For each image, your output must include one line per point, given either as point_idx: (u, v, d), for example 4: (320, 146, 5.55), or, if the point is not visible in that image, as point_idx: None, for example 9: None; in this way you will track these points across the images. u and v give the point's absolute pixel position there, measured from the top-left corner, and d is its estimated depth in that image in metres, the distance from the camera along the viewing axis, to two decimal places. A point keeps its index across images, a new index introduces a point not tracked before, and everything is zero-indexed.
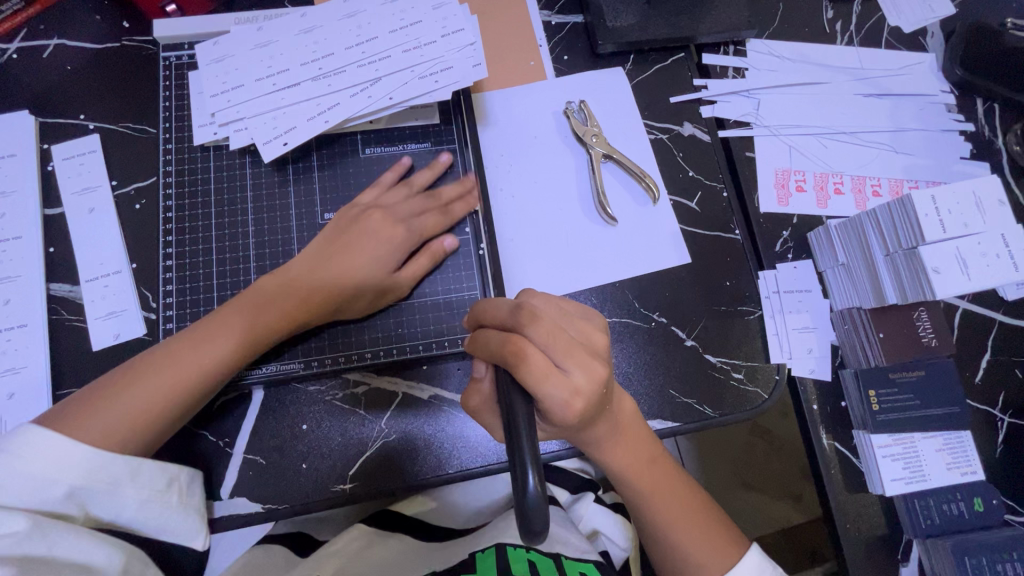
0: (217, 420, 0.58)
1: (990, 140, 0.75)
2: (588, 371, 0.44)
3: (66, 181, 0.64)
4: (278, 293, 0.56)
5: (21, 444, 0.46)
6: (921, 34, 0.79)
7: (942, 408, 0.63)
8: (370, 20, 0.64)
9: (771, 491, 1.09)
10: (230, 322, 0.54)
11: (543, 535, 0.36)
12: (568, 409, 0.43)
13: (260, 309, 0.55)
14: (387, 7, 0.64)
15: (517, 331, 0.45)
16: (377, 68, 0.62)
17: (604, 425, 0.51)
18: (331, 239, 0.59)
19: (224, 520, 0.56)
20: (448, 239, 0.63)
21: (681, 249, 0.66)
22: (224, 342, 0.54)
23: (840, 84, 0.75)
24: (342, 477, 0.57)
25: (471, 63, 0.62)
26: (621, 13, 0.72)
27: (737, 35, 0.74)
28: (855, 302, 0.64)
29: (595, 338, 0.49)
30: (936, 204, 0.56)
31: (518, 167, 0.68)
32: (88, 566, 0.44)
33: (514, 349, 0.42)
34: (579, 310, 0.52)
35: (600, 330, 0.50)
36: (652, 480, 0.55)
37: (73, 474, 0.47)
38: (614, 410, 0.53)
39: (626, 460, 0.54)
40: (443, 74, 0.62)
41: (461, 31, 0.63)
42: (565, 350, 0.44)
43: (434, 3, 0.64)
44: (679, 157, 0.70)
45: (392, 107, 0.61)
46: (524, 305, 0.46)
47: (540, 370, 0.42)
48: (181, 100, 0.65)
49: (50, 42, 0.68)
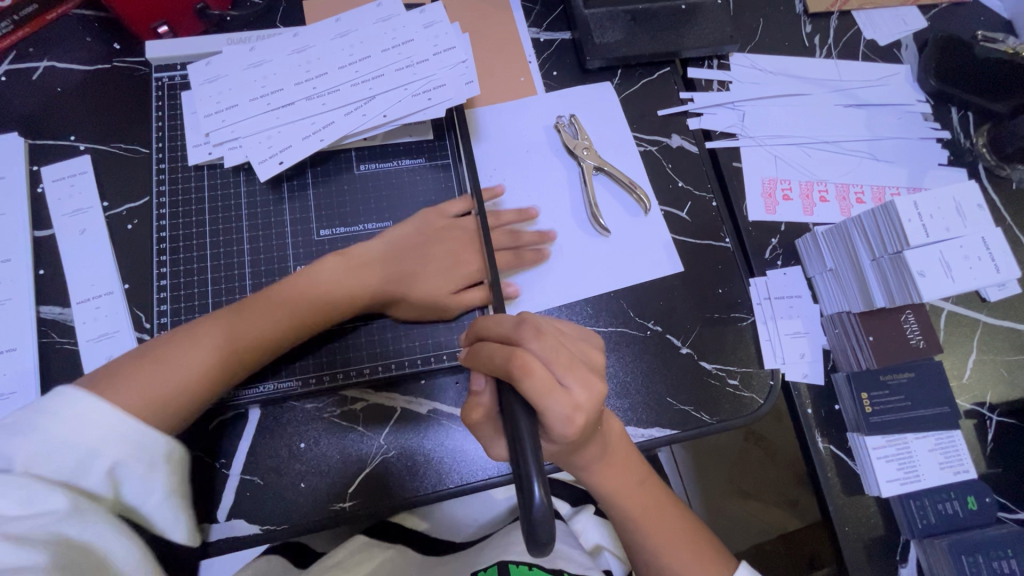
0: (212, 441, 0.57)
1: (966, 147, 0.78)
2: (591, 386, 0.45)
3: (56, 203, 0.63)
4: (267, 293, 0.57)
5: (66, 407, 0.44)
6: (896, 46, 0.82)
7: (931, 409, 0.64)
8: (362, 40, 0.65)
9: (767, 497, 1.11)
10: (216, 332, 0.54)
11: (551, 547, 0.36)
12: (571, 424, 0.43)
13: (256, 312, 0.55)
14: (379, 28, 0.65)
15: (521, 346, 0.45)
16: (372, 87, 0.63)
17: (597, 446, 0.51)
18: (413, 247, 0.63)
19: (223, 543, 0.55)
20: (511, 288, 0.64)
21: (674, 257, 0.68)
22: (219, 349, 0.53)
23: (820, 95, 0.78)
24: (341, 495, 0.57)
25: (463, 81, 0.63)
26: (608, 30, 0.74)
27: (720, 49, 0.76)
28: (845, 306, 0.65)
29: (596, 359, 0.50)
30: (918, 210, 0.58)
31: (511, 181, 0.69)
32: (109, 561, 0.41)
33: (519, 363, 0.42)
34: (576, 330, 0.52)
35: (597, 349, 0.51)
36: (641, 501, 0.55)
37: (121, 450, 0.45)
38: (607, 432, 0.53)
39: (618, 480, 0.54)
40: (436, 91, 0.63)
41: (453, 49, 0.64)
42: (567, 366, 0.45)
43: (426, 21, 0.65)
44: (668, 168, 0.72)
45: (388, 124, 0.62)
46: (531, 320, 0.47)
47: (545, 384, 0.42)
48: (175, 121, 0.66)
49: (39, 64, 0.68)
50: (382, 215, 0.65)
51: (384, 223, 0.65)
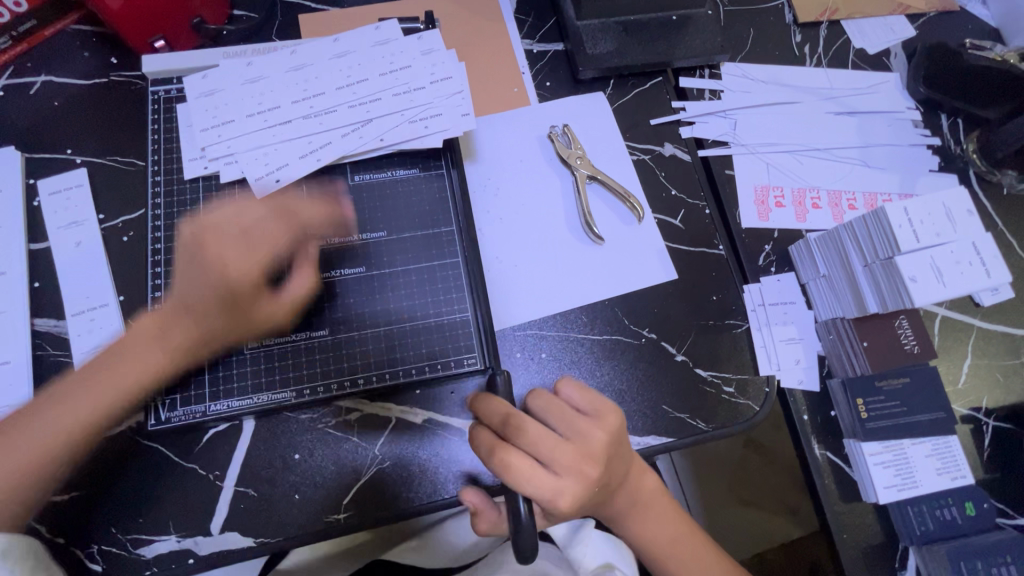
0: (207, 453, 0.57)
1: (956, 153, 0.78)
2: (578, 468, 0.50)
3: (51, 216, 0.63)
4: (101, 360, 0.54)
5: None
6: (885, 54, 0.83)
7: (928, 414, 0.64)
8: (360, 61, 0.66)
9: (767, 505, 1.10)
10: (58, 413, 0.53)
11: (530, 555, 0.45)
12: (555, 504, 0.49)
13: (86, 378, 0.54)
14: (377, 51, 0.66)
15: (507, 440, 0.51)
16: (368, 109, 0.64)
17: (622, 503, 0.56)
18: (240, 248, 0.57)
19: (216, 557, 0.55)
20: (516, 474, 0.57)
21: (668, 265, 0.68)
22: (60, 426, 0.53)
23: (811, 103, 0.79)
24: (337, 506, 0.57)
25: (459, 112, 0.64)
26: (600, 41, 0.75)
27: (711, 59, 0.77)
28: (839, 312, 0.65)
29: (593, 436, 0.52)
30: (909, 216, 0.58)
31: (505, 191, 0.69)
32: None
33: (500, 461, 0.49)
34: (587, 406, 0.54)
35: (601, 428, 0.52)
36: (677, 548, 0.59)
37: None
38: (634, 491, 0.57)
39: (648, 531, 0.58)
40: (433, 120, 0.64)
41: (450, 79, 0.65)
42: (555, 450, 0.50)
43: (424, 48, 0.66)
44: (661, 176, 0.72)
45: (384, 148, 0.63)
46: (515, 415, 0.51)
47: (527, 471, 0.49)
48: (170, 133, 0.66)
49: (37, 78, 0.68)
50: (378, 225, 0.65)
51: (379, 234, 0.64)
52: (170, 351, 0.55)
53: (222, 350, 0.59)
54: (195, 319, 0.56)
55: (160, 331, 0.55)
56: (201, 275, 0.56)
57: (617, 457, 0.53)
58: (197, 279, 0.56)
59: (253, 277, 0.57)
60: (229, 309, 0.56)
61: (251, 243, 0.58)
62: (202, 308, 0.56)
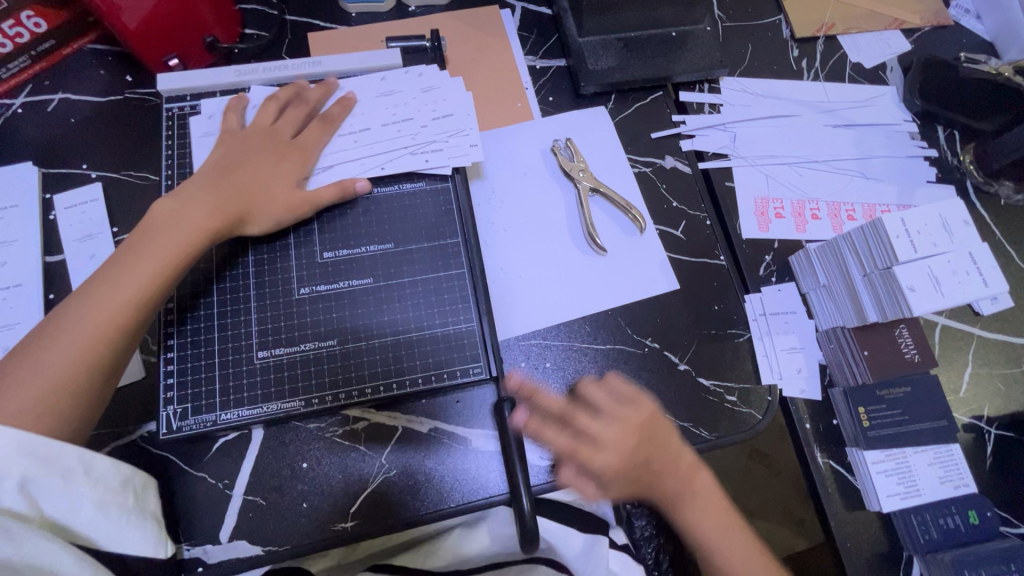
0: (217, 462, 0.58)
1: (953, 164, 0.80)
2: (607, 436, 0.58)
3: (67, 229, 0.65)
4: (129, 250, 0.56)
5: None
6: (881, 68, 0.85)
7: (929, 422, 0.64)
8: (365, 92, 0.69)
9: (774, 517, 1.10)
10: (96, 301, 0.53)
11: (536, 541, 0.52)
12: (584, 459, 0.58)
13: (115, 270, 0.54)
14: (381, 82, 0.70)
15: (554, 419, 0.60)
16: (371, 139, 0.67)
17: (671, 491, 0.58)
18: (241, 152, 0.63)
19: (226, 565, 0.55)
20: (360, 183, 0.64)
21: (670, 276, 0.69)
22: (102, 312, 0.52)
23: (809, 116, 0.80)
24: (344, 514, 0.57)
25: (466, 143, 0.67)
26: (601, 57, 0.76)
27: (711, 74, 0.79)
28: (839, 321, 0.66)
29: (625, 414, 0.59)
30: (906, 227, 0.59)
31: (509, 203, 0.71)
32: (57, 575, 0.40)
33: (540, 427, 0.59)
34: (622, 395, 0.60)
35: (632, 409, 0.59)
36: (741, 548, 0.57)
37: (25, 465, 0.43)
38: (682, 477, 0.58)
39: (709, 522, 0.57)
40: (434, 154, 0.67)
41: (451, 115, 0.68)
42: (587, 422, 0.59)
43: (425, 84, 0.70)
44: (662, 188, 0.74)
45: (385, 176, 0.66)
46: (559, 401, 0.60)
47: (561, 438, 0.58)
48: (183, 148, 0.66)
49: (54, 96, 0.70)
50: (385, 237, 0.65)
51: (386, 245, 0.65)
52: (202, 224, 0.58)
53: (233, 358, 0.59)
54: (216, 203, 0.59)
55: (185, 211, 0.58)
56: (208, 174, 0.61)
57: (650, 437, 0.59)
58: (206, 174, 0.61)
59: (265, 174, 0.62)
60: (242, 196, 0.60)
61: (247, 149, 0.63)
62: (221, 195, 0.59)
